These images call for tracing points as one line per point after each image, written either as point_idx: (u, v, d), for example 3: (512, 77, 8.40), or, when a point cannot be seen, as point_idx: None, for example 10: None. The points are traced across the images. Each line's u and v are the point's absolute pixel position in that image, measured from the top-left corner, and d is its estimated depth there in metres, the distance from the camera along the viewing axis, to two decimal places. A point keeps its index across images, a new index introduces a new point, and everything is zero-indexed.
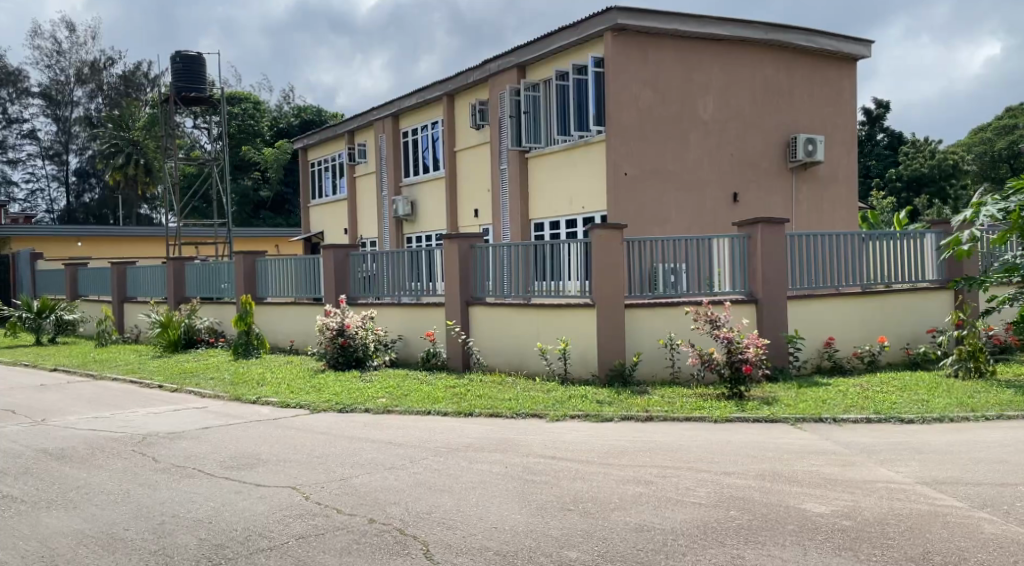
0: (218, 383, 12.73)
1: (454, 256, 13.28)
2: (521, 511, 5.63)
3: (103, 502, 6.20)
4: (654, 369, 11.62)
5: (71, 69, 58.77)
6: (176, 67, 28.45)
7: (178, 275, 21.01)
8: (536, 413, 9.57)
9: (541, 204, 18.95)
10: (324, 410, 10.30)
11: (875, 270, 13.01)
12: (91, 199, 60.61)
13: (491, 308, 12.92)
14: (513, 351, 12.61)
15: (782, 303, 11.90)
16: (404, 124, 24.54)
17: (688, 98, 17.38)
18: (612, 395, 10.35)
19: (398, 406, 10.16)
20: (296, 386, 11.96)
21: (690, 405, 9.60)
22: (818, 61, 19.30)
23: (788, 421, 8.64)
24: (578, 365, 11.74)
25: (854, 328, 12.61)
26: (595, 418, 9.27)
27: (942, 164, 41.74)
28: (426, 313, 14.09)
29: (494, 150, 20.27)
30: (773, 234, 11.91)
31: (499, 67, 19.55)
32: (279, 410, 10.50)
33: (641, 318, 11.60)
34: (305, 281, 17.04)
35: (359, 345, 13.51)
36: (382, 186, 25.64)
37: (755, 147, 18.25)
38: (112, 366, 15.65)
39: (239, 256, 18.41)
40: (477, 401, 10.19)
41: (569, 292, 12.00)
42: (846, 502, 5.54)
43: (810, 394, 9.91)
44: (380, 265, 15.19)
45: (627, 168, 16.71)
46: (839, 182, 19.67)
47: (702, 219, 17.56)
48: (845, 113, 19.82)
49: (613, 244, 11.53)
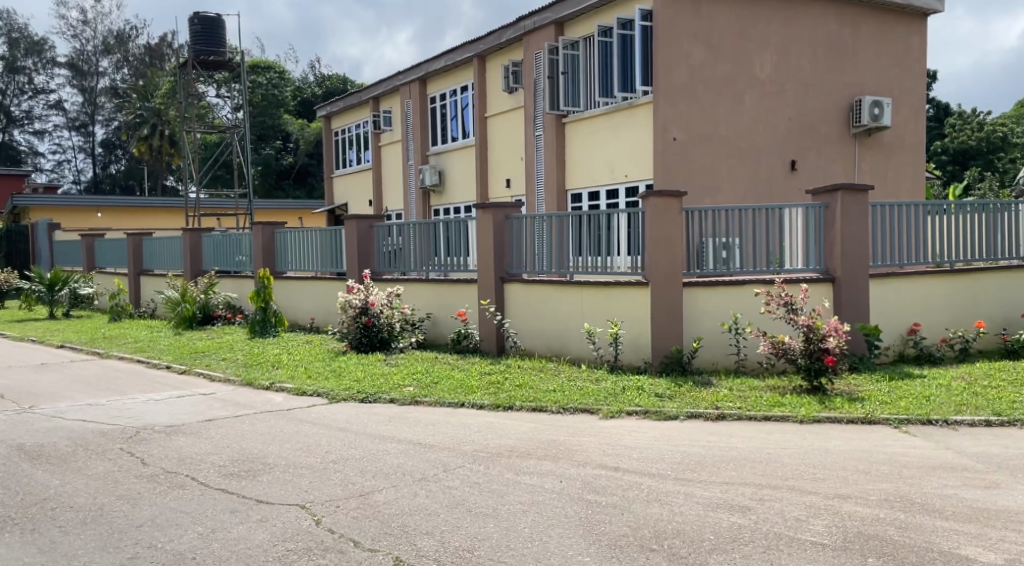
0: (230, 365, 11.60)
1: (488, 227, 12.00)
2: (590, 552, 4.38)
3: (69, 524, 5.01)
4: (716, 357, 10.27)
5: (98, 39, 58.34)
6: (194, 29, 27.21)
7: (194, 247, 19.94)
8: (586, 408, 8.31)
9: (580, 173, 17.54)
10: (344, 399, 9.11)
11: (965, 244, 11.56)
12: (117, 169, 60.18)
13: (528, 285, 11.64)
14: (553, 334, 11.32)
15: (863, 282, 10.50)
16: (432, 89, 23.20)
17: (743, 56, 15.81)
18: (671, 387, 9.00)
19: (427, 396, 8.95)
20: (314, 369, 10.79)
21: (767, 401, 8.30)
22: (886, 16, 17.60)
23: (890, 423, 7.45)
24: (629, 350, 10.39)
25: (941, 311, 11.20)
26: (657, 415, 7.97)
27: (991, 137, 39.49)
28: (456, 291, 12.84)
29: (528, 115, 18.84)
30: (855, 203, 10.46)
31: (535, 25, 18.11)
32: (293, 399, 9.32)
33: (701, 299, 10.24)
34: (328, 255, 15.86)
35: (384, 325, 12.35)
36: (408, 156, 24.38)
37: (815, 110, 16.69)
38: (121, 344, 14.57)
39: (258, 227, 17.33)
40: (517, 393, 8.92)
41: (619, 270, 10.66)
42: (1019, 548, 4.34)
43: (905, 388, 8.61)
44: (406, 237, 13.95)
45: (676, 133, 15.25)
46: (906, 148, 18.00)
47: (758, 189, 16.03)
48: (913, 74, 18.13)
49: (670, 212, 10.21)
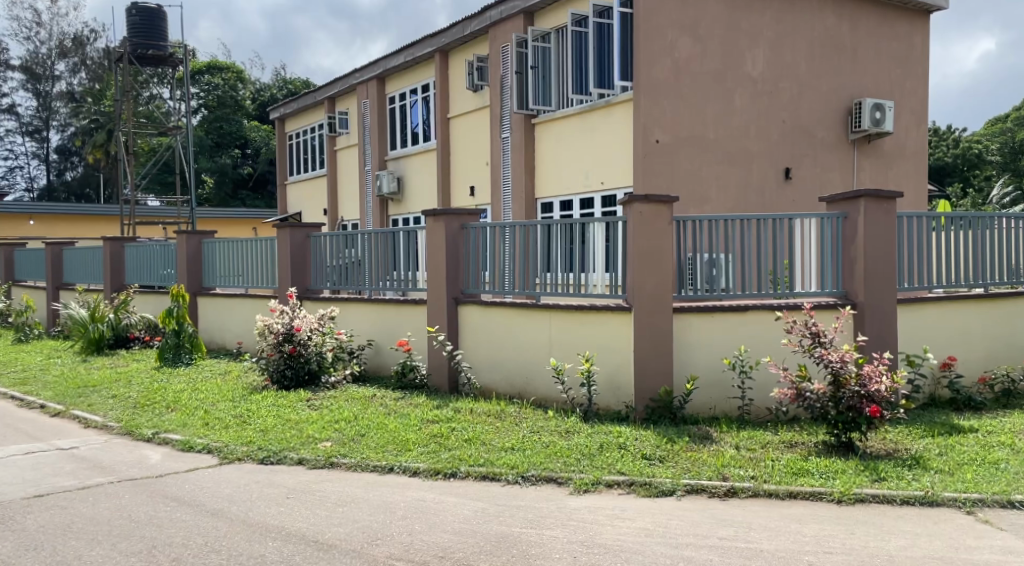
0: (116, 405, 9.38)
1: (439, 239, 9.98)
2: None
3: None
4: (714, 400, 8.35)
5: (53, 42, 55.63)
6: (132, 20, 25.03)
7: (115, 258, 17.68)
8: (552, 478, 6.28)
9: (550, 178, 15.62)
10: (238, 460, 6.98)
11: (999, 263, 9.78)
12: (72, 177, 57.16)
13: (487, 308, 9.63)
14: (515, 368, 9.32)
15: (890, 309, 8.65)
16: (391, 88, 21.19)
17: (734, 50, 14.01)
18: (662, 443, 7.01)
19: (346, 457, 6.87)
20: (215, 412, 8.65)
21: (788, 467, 6.35)
22: (887, 12, 15.95)
23: (962, 507, 5.54)
24: (607, 392, 8.45)
25: (975, 343, 9.43)
26: (646, 490, 5.98)
27: (967, 153, 38.41)
28: (402, 314, 10.82)
29: (494, 115, 16.88)
30: (881, 213, 8.57)
31: (501, 14, 16.21)
32: (174, 457, 7.19)
33: (697, 330, 8.31)
34: (260, 269, 13.73)
35: (312, 355, 10.29)
36: (364, 160, 22.32)
37: (812, 112, 14.94)
38: (4, 373, 12.25)
39: (182, 236, 15.16)
40: (463, 452, 6.85)
41: (595, 290, 8.72)
42: None
43: (962, 449, 6.72)
44: (359, 249, 11.69)
45: (659, 134, 13.35)
46: (907, 157, 16.31)
47: (749, 199, 14.21)
48: (916, 77, 16.47)
49: (659, 221, 8.27)
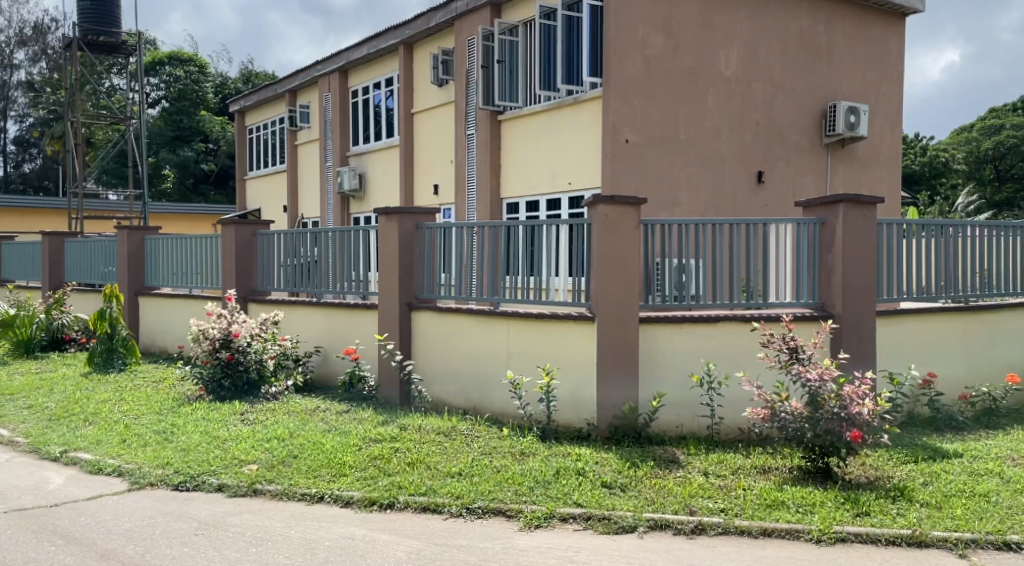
0: (29, 417, 8.54)
1: (391, 238, 9.27)
2: None
3: None
4: (683, 418, 7.74)
5: (12, 30, 53.83)
6: (84, 4, 23.94)
7: (54, 253, 16.69)
8: (501, 510, 5.60)
9: (515, 178, 14.97)
10: (151, 485, 6.22)
11: (979, 274, 9.31)
12: (29, 169, 55.31)
13: (442, 315, 8.94)
14: (470, 380, 8.64)
15: (868, 322, 8.12)
16: (353, 81, 20.40)
17: (707, 48, 13.47)
18: (623, 468, 6.39)
19: (272, 483, 6.13)
20: (136, 426, 7.86)
21: (761, 498, 5.74)
22: (863, 14, 15.53)
23: (955, 549, 4.97)
24: (568, 408, 7.80)
25: (954, 358, 8.96)
26: (604, 527, 5.33)
27: (933, 162, 38.50)
28: (351, 320, 10.10)
29: (458, 111, 16.19)
30: (859, 218, 8.03)
31: (467, 5, 15.50)
32: (80, 480, 6.40)
33: (665, 342, 7.70)
34: (204, 268, 12.89)
35: (251, 362, 9.53)
36: (325, 156, 21.49)
37: (786, 114, 14.45)
38: None
39: (123, 231, 14.26)
40: (403, 479, 6.16)
41: (556, 297, 8.07)
42: None
43: (948, 478, 6.17)
44: (308, 248, 10.94)
45: (629, 134, 12.76)
46: (880, 162, 15.91)
47: (720, 203, 13.69)
48: (890, 81, 16.07)
49: (624, 224, 7.64)
